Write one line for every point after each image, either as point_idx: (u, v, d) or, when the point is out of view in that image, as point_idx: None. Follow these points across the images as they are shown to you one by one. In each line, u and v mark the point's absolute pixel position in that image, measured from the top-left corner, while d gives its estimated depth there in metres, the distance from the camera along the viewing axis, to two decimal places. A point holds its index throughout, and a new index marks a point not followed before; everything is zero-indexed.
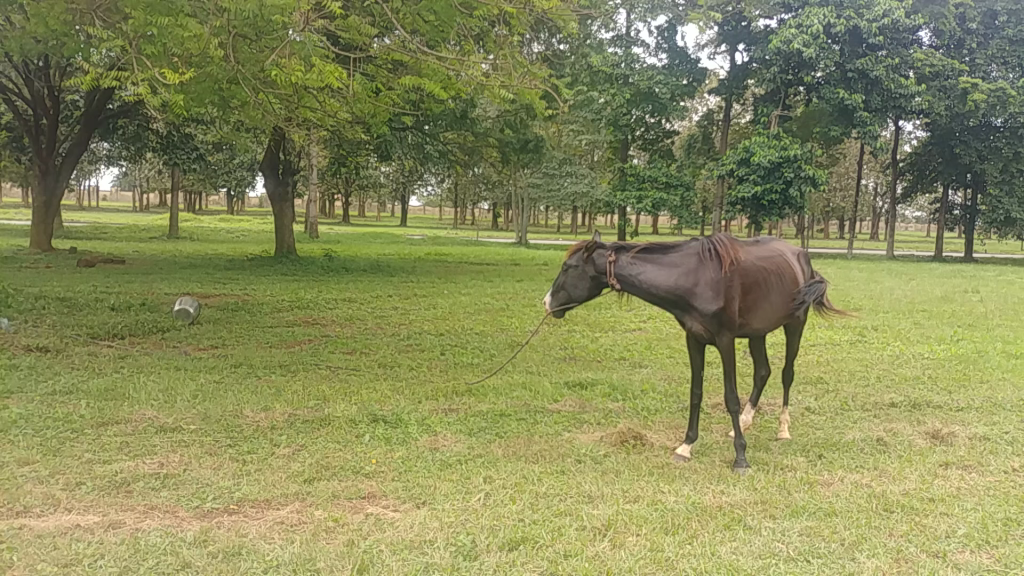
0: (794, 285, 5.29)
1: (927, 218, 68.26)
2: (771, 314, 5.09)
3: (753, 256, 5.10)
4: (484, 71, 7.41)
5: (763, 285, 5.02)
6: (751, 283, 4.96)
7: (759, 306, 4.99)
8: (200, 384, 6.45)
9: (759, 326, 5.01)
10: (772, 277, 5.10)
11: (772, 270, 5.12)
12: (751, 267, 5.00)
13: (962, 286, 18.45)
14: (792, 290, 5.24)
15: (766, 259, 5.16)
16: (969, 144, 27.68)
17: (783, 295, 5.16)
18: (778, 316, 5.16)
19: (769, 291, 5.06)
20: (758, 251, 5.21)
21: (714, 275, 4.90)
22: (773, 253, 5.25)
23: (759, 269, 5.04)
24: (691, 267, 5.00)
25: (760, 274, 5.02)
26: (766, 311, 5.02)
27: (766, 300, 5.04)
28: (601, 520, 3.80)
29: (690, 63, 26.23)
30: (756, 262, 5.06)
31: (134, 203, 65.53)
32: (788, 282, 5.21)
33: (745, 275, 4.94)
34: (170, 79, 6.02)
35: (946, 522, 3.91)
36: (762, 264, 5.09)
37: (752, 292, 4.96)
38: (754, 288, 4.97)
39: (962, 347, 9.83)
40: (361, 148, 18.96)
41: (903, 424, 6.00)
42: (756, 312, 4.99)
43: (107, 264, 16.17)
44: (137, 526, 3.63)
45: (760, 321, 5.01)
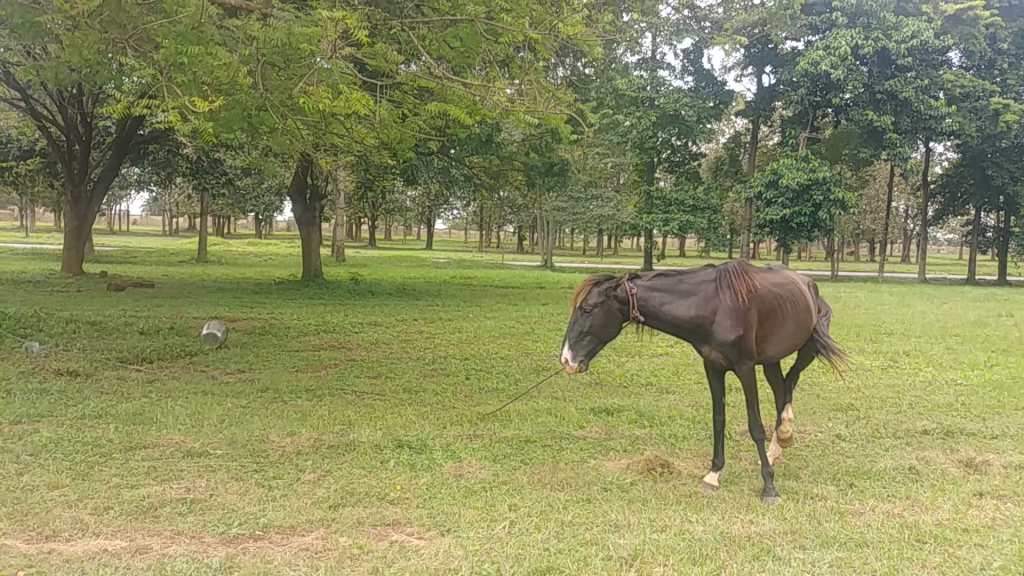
0: (810, 310, 5.27)
1: (959, 240, 67.52)
2: (789, 340, 5.08)
3: (770, 282, 5.09)
4: (511, 98, 7.46)
5: (781, 311, 5.02)
6: (768, 309, 4.97)
7: (775, 332, 4.99)
8: (227, 408, 6.49)
9: (775, 352, 5.02)
10: (789, 302, 5.09)
11: (789, 295, 5.11)
12: (768, 293, 5.00)
13: (996, 310, 18.12)
14: (809, 317, 5.22)
15: (782, 284, 5.15)
16: (1001, 166, 27.40)
17: (800, 321, 5.14)
18: (794, 342, 5.14)
19: (787, 317, 5.05)
20: (774, 276, 5.18)
21: (731, 304, 4.87)
22: (788, 279, 5.22)
23: (777, 295, 5.03)
24: (709, 297, 4.93)
25: (778, 300, 5.02)
26: (782, 337, 5.02)
27: (783, 327, 5.04)
28: (627, 549, 3.76)
29: (717, 85, 26.20)
30: (773, 288, 5.04)
31: (166, 227, 66.46)
32: (804, 308, 5.21)
33: (761, 302, 4.95)
34: (201, 108, 6.11)
35: (979, 553, 3.84)
36: (780, 290, 5.08)
37: (769, 319, 4.97)
38: (771, 315, 4.98)
39: (995, 373, 9.67)
40: (388, 173, 19.09)
41: (935, 452, 5.90)
42: (773, 338, 5.00)
43: (138, 288, 16.36)
44: (163, 552, 3.65)
45: (776, 346, 5.02)
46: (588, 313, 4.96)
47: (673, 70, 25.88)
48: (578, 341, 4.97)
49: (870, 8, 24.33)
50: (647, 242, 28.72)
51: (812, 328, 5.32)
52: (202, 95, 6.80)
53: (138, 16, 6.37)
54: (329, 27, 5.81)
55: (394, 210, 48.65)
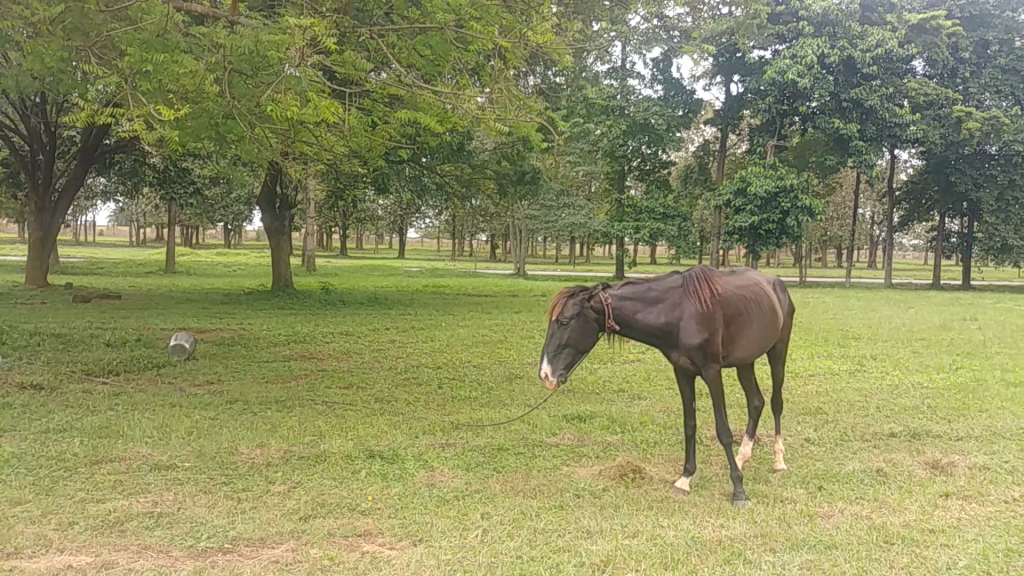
0: (773, 314, 5.30)
1: (924, 246, 68.56)
2: (753, 342, 5.09)
3: (733, 286, 5.13)
4: (479, 105, 7.45)
5: (744, 314, 5.04)
6: (732, 313, 4.99)
7: (740, 335, 5.01)
8: (195, 420, 6.40)
9: (741, 355, 5.04)
10: (753, 306, 5.12)
11: (752, 298, 5.14)
12: (731, 297, 5.03)
13: (961, 314, 18.37)
14: (772, 320, 5.25)
15: (744, 288, 5.18)
16: (965, 172, 27.77)
17: (763, 324, 5.18)
18: (760, 346, 5.17)
19: (750, 321, 5.07)
20: (737, 280, 5.23)
21: (697, 309, 4.90)
22: (750, 282, 5.28)
23: (739, 299, 5.06)
24: (675, 303, 4.95)
25: (740, 304, 5.05)
26: (747, 340, 5.04)
27: (748, 329, 5.05)
28: (600, 556, 3.75)
29: (686, 94, 26.44)
30: (736, 291, 5.09)
31: (134, 237, 65.83)
32: (769, 311, 5.24)
33: (725, 306, 4.97)
34: (167, 115, 6.05)
35: (947, 553, 3.87)
36: (743, 293, 5.11)
37: (733, 323, 4.99)
38: (735, 319, 5.00)
39: (961, 376, 9.79)
40: (358, 181, 19.04)
41: (902, 454, 5.96)
42: (738, 342, 5.01)
43: (104, 300, 16.16)
44: (130, 567, 3.58)
45: (742, 350, 5.03)
46: (565, 325, 4.90)
47: (643, 78, 26.08)
48: (555, 353, 4.88)
49: (836, 18, 24.65)
50: (618, 249, 28.85)
51: (776, 331, 5.36)
52: (168, 102, 6.73)
53: (101, 24, 6.28)
54: (297, 34, 5.78)
55: (365, 219, 48.53)
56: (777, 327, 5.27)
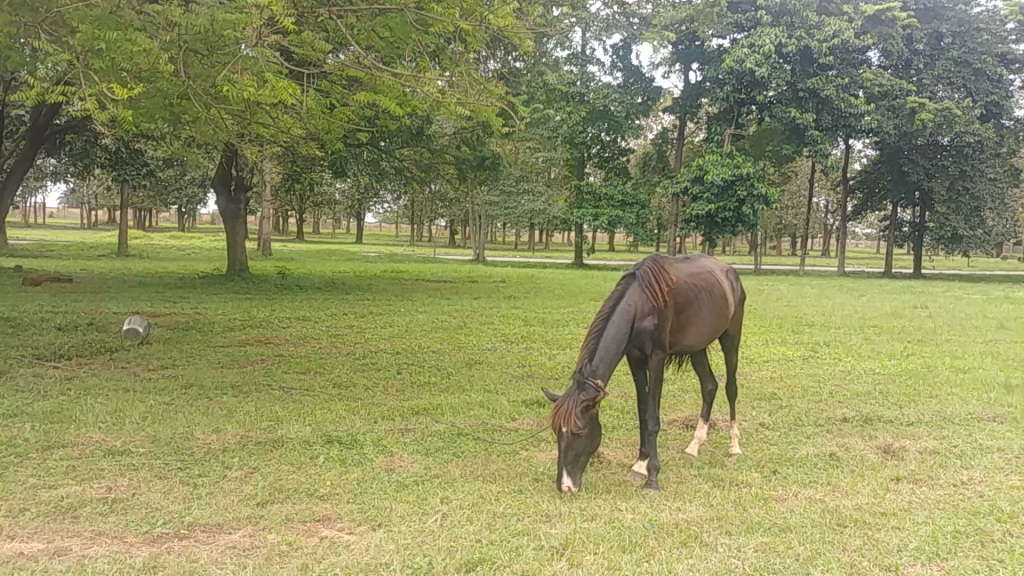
0: (722, 301, 5.35)
1: (875, 235, 70.22)
2: (704, 330, 5.15)
3: (682, 275, 5.16)
4: (440, 88, 7.44)
5: (695, 303, 5.08)
6: (683, 300, 5.02)
7: (691, 323, 5.05)
8: (149, 405, 6.31)
9: (690, 341, 5.07)
10: (704, 293, 5.17)
11: (703, 286, 5.20)
12: (681, 286, 5.05)
13: (912, 302, 18.77)
14: (722, 306, 5.31)
15: (695, 276, 5.23)
16: (918, 162, 28.13)
17: (713, 310, 5.22)
18: (709, 332, 5.20)
19: (701, 308, 5.12)
20: (684, 269, 5.27)
21: (651, 305, 4.81)
22: (699, 271, 5.32)
23: (690, 287, 5.10)
24: (634, 309, 4.77)
25: (691, 293, 5.09)
26: (698, 327, 5.09)
27: (698, 317, 5.09)
28: (558, 539, 3.77)
29: (644, 81, 26.56)
30: (685, 280, 5.11)
31: (87, 220, 64.63)
32: (717, 296, 5.29)
33: (677, 294, 5.00)
34: (124, 94, 5.93)
35: (898, 535, 3.96)
36: (692, 282, 5.15)
37: (685, 310, 5.03)
38: (687, 306, 5.04)
39: (911, 362, 10.01)
40: (315, 164, 18.87)
41: (855, 439, 6.07)
42: (689, 329, 5.05)
43: (56, 283, 15.84)
44: (83, 553, 3.54)
45: (691, 337, 5.07)
46: (579, 435, 4.35)
47: (602, 64, 26.24)
48: (573, 463, 4.40)
49: (793, 7, 24.91)
50: (577, 236, 28.96)
51: (726, 317, 5.42)
52: (120, 81, 6.58)
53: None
54: (254, 14, 5.67)
55: (322, 203, 48.08)
56: (724, 314, 5.33)
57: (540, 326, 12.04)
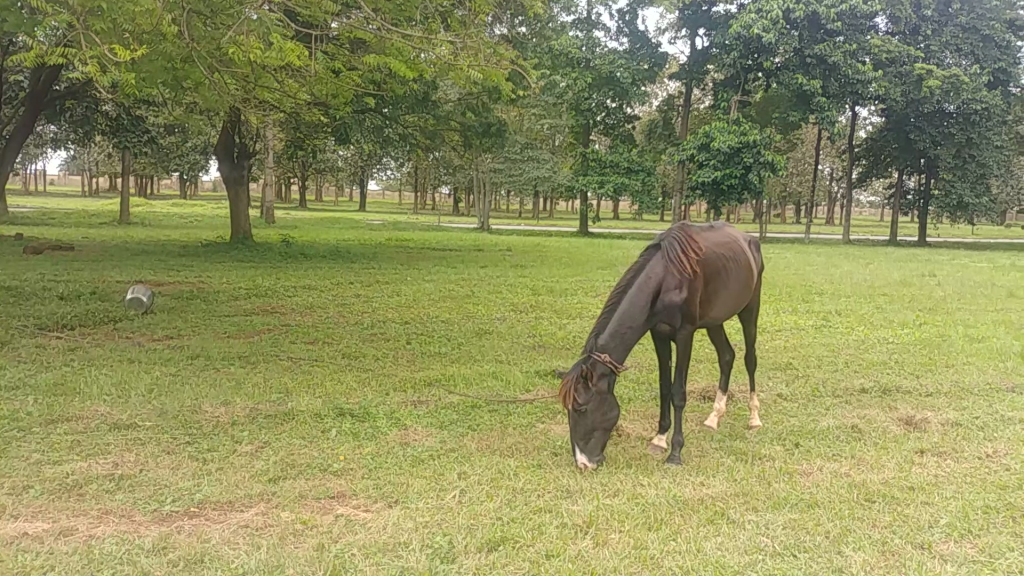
0: (746, 270, 5.20)
1: (879, 202, 69.95)
2: (729, 301, 4.98)
3: (710, 244, 4.97)
4: (450, 51, 7.24)
5: (722, 273, 4.91)
6: (712, 272, 4.84)
7: (719, 294, 4.88)
8: (155, 377, 6.20)
9: (717, 314, 4.90)
10: (731, 263, 5.00)
11: (729, 256, 5.02)
12: (710, 256, 4.86)
13: (921, 270, 18.57)
14: (746, 276, 5.14)
15: (721, 246, 5.04)
16: (924, 130, 27.68)
17: (738, 281, 5.05)
18: (733, 302, 5.04)
19: (728, 280, 4.94)
20: (712, 237, 5.07)
21: (680, 277, 4.60)
22: (727, 239, 5.13)
23: (718, 258, 4.91)
24: (661, 282, 4.57)
25: (719, 263, 4.91)
26: (724, 299, 4.92)
27: (724, 289, 4.92)
28: (582, 516, 3.65)
29: (651, 47, 26.20)
30: (713, 250, 4.91)
31: (88, 186, 64.25)
32: (742, 267, 5.12)
33: (706, 265, 4.80)
34: (127, 57, 5.74)
35: (928, 511, 3.84)
36: (719, 252, 4.97)
37: (713, 281, 4.84)
38: (715, 276, 4.86)
39: (925, 331, 9.87)
40: (319, 131, 18.65)
41: (876, 410, 5.94)
42: (717, 301, 4.87)
43: (58, 252, 15.67)
44: (90, 533, 3.43)
45: (718, 309, 4.90)
46: (584, 413, 4.31)
47: (608, 30, 25.96)
48: (585, 438, 4.36)
49: None
50: (582, 204, 28.71)
51: (748, 287, 5.26)
52: (122, 44, 6.38)
53: None
54: None
55: (325, 170, 47.75)
56: (749, 283, 5.16)
57: (548, 295, 11.90)
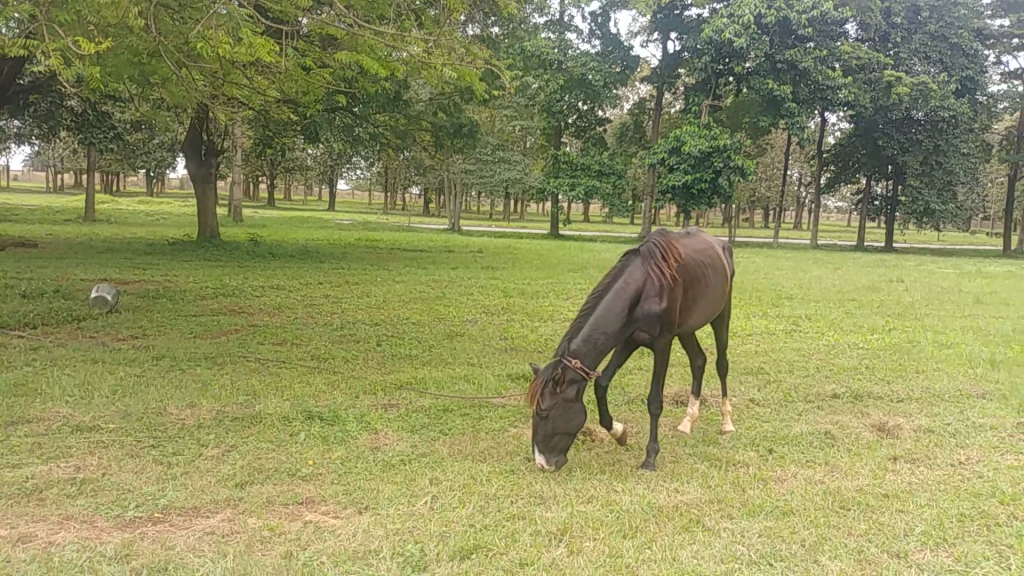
0: (722, 279, 5.17)
1: (846, 208, 70.76)
2: (704, 310, 4.95)
3: (688, 252, 4.94)
4: (424, 50, 7.16)
5: (700, 282, 4.88)
6: (690, 280, 4.80)
7: (696, 304, 4.84)
8: (119, 377, 6.06)
9: (693, 323, 4.86)
10: (708, 271, 4.97)
11: (707, 265, 5.00)
12: (689, 265, 4.82)
13: (888, 275, 18.74)
14: (722, 286, 5.12)
15: (699, 254, 5.01)
16: (892, 136, 28.12)
17: (715, 290, 5.02)
18: (708, 311, 5.01)
19: (705, 288, 4.91)
20: (692, 244, 5.04)
21: (659, 284, 4.56)
22: (706, 248, 5.10)
23: (696, 266, 4.88)
24: (641, 289, 4.51)
25: (697, 272, 4.87)
26: (701, 308, 4.88)
27: (702, 298, 4.89)
28: (556, 524, 3.60)
29: (623, 50, 26.25)
30: (692, 258, 4.88)
31: (51, 182, 63.25)
32: (719, 276, 5.10)
33: (685, 273, 4.76)
34: (93, 50, 5.61)
35: (902, 519, 3.83)
36: (698, 261, 4.94)
37: (691, 289, 4.81)
38: (693, 285, 4.82)
39: (894, 336, 9.94)
40: (289, 129, 18.48)
41: (848, 415, 5.95)
42: (693, 310, 4.84)
43: (21, 248, 15.37)
44: (50, 540, 3.32)
45: (694, 318, 4.86)
46: (548, 417, 4.26)
47: (581, 32, 26.01)
48: (547, 443, 4.29)
49: None
50: (553, 206, 28.71)
51: (723, 296, 5.24)
52: (88, 36, 6.25)
53: None
54: None
55: (294, 168, 47.33)
56: (723, 293, 5.14)
57: (520, 296, 11.86)
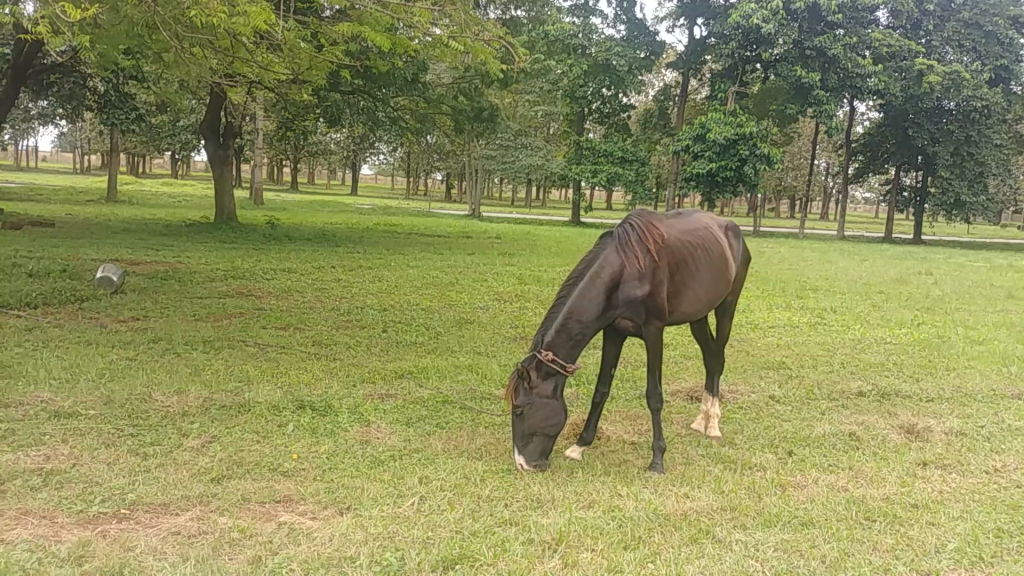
0: (721, 260, 4.79)
1: (874, 198, 69.90)
2: (702, 295, 4.57)
3: (674, 232, 4.57)
4: (435, 27, 6.80)
5: (691, 262, 4.50)
6: (677, 260, 4.44)
7: (688, 286, 4.47)
8: (111, 361, 5.83)
9: (689, 309, 4.49)
10: (700, 252, 4.59)
11: (699, 244, 4.63)
12: (674, 244, 4.46)
13: (915, 268, 18.23)
14: (720, 267, 4.74)
15: (689, 233, 4.64)
16: (922, 127, 27.45)
17: (711, 271, 4.64)
18: (707, 296, 4.62)
19: (698, 270, 4.53)
20: (679, 225, 4.68)
21: (638, 267, 4.22)
22: (696, 228, 4.74)
23: (684, 246, 4.52)
24: (617, 273, 4.19)
25: (685, 252, 4.50)
26: (696, 292, 4.51)
27: (694, 282, 4.51)
28: (551, 532, 3.30)
29: (648, 36, 25.85)
30: (678, 238, 4.52)
31: (77, 163, 63.36)
32: (715, 255, 4.72)
33: (670, 254, 4.40)
34: (81, 17, 5.36)
35: (933, 533, 3.50)
36: (687, 240, 4.57)
37: (680, 271, 4.44)
38: (682, 266, 4.45)
39: (923, 331, 9.56)
40: (309, 112, 18.26)
41: (874, 416, 5.60)
42: (686, 294, 4.47)
43: (36, 227, 15.26)
44: (2, 537, 3.07)
45: (690, 304, 4.49)
46: (525, 413, 4.06)
47: (605, 17, 25.62)
48: (526, 443, 4.08)
49: None
50: (575, 193, 28.37)
51: (726, 279, 4.85)
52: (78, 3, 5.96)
53: None
54: None
55: (317, 152, 47.18)
56: (723, 275, 4.75)
57: (535, 284, 11.56)
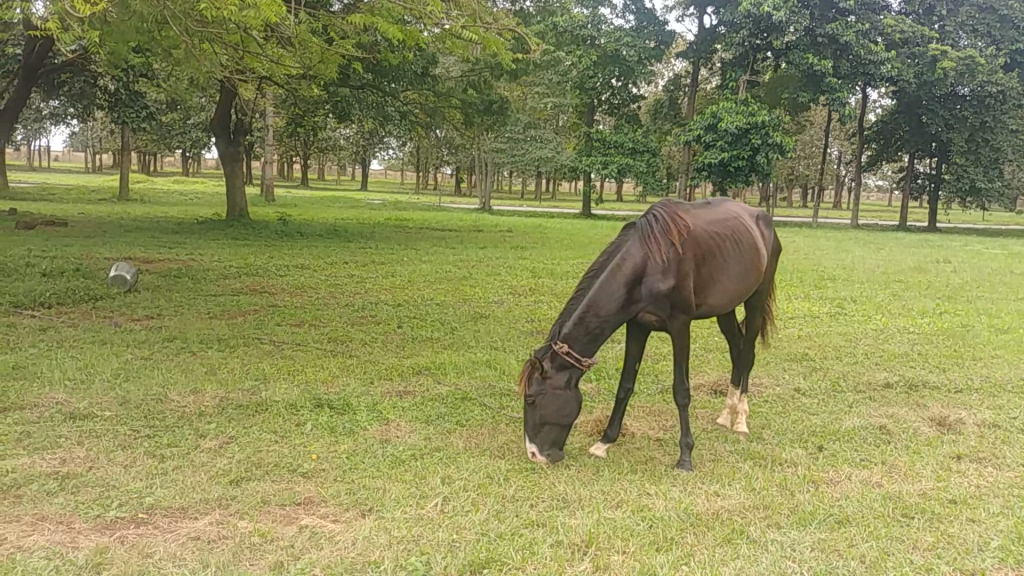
0: (749, 251, 4.66)
1: (888, 186, 69.34)
2: (730, 287, 4.45)
3: (700, 222, 4.46)
4: (445, 18, 6.67)
5: (718, 253, 4.38)
6: (704, 251, 4.32)
7: (716, 278, 4.35)
8: (125, 360, 5.76)
9: (716, 302, 4.37)
10: (728, 243, 4.47)
11: (726, 234, 4.51)
12: (700, 235, 4.34)
13: (931, 256, 18.00)
14: (748, 258, 4.61)
15: (716, 223, 4.52)
16: (935, 112, 27.01)
17: (739, 262, 4.51)
18: (736, 288, 4.50)
19: (726, 261, 4.41)
20: (707, 215, 4.56)
21: (662, 259, 4.11)
22: (723, 218, 4.61)
23: (711, 236, 4.40)
24: (640, 265, 4.08)
25: (712, 243, 4.38)
26: (724, 284, 4.39)
27: (722, 273, 4.39)
28: (580, 534, 3.20)
29: (658, 25, 25.65)
30: (705, 229, 4.40)
31: (89, 163, 63.45)
32: (743, 246, 4.59)
33: (696, 245, 4.28)
34: (89, 13, 5.27)
35: (975, 531, 3.38)
36: (714, 231, 4.45)
37: (708, 263, 4.32)
38: (709, 258, 4.33)
39: (946, 320, 9.40)
40: (319, 107, 18.17)
41: (903, 408, 5.48)
42: (714, 287, 4.35)
43: (49, 227, 15.25)
44: (19, 544, 2.99)
45: (717, 297, 4.37)
46: (536, 404, 4.00)
47: (614, 8, 25.44)
48: (537, 433, 4.02)
49: None
50: (586, 185, 28.21)
51: (756, 269, 4.72)
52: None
53: None
54: None
55: (327, 148, 47.13)
56: (753, 265, 4.63)
57: (549, 277, 11.45)
